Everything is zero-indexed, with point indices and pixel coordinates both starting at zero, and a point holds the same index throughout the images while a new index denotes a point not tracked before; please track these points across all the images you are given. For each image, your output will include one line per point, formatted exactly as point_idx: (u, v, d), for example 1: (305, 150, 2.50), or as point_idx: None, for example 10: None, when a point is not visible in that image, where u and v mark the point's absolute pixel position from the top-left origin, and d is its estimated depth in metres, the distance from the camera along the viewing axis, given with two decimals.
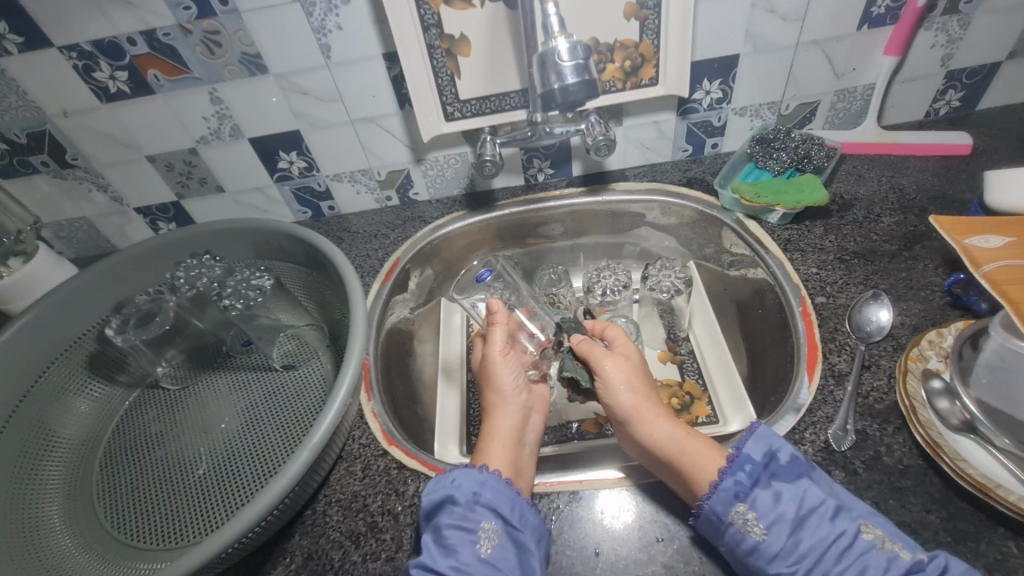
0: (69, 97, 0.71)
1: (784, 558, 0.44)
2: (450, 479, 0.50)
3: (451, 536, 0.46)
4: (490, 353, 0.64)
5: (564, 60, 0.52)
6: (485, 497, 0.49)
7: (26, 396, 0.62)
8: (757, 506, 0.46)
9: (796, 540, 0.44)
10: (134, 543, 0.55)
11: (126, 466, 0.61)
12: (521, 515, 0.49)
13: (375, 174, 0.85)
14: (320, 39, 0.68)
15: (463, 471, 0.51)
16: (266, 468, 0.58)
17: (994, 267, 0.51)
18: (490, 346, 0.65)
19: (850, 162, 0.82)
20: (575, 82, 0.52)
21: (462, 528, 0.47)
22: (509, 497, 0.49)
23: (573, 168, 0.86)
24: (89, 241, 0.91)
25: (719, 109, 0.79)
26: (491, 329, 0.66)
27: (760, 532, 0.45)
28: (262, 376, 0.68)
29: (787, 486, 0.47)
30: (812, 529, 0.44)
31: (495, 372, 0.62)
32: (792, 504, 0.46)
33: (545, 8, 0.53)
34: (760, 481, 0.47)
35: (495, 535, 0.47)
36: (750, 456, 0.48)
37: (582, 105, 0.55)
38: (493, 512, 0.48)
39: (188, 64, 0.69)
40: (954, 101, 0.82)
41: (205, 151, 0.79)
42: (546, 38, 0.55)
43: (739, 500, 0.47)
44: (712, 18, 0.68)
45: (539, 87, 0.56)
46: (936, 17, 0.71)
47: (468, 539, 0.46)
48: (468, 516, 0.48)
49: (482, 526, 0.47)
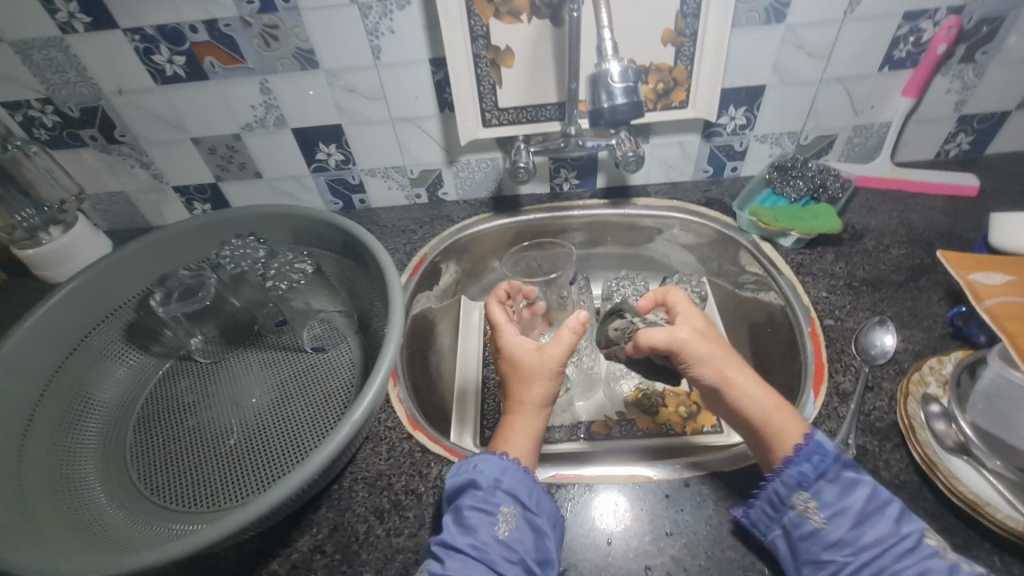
0: (126, 76, 0.74)
1: (842, 547, 0.45)
2: (472, 465, 0.52)
3: (471, 518, 0.48)
4: (550, 350, 0.57)
5: (616, 81, 0.56)
6: (506, 483, 0.50)
7: (68, 358, 0.65)
8: (821, 497, 0.47)
9: (857, 533, 0.45)
10: (166, 505, 0.57)
11: (158, 432, 0.64)
12: (538, 502, 0.51)
13: (408, 171, 0.88)
14: (372, 40, 0.71)
15: (483, 457, 0.52)
16: (297, 444, 0.61)
17: (995, 303, 0.55)
18: (557, 348, 0.57)
19: (863, 194, 0.85)
20: (624, 102, 0.57)
21: (482, 511, 0.49)
22: (529, 483, 0.51)
23: (598, 180, 0.90)
24: (123, 215, 0.94)
25: (742, 135, 0.83)
26: (564, 333, 0.57)
27: (820, 521, 0.46)
28: (291, 356, 0.71)
29: (857, 481, 0.47)
30: (876, 524, 0.45)
31: (550, 373, 0.57)
32: (858, 500, 0.46)
33: (600, 31, 0.56)
34: (829, 471, 0.47)
35: (512, 518, 0.49)
36: (824, 448, 0.48)
37: (626, 123, 0.59)
38: (512, 498, 0.50)
39: (244, 54, 0.72)
40: (964, 144, 0.86)
41: (249, 137, 0.83)
42: (599, 60, 0.58)
43: (803, 487, 0.48)
44: (743, 49, 0.72)
45: (590, 103, 0.60)
46: (953, 64, 0.75)
47: (487, 520, 0.48)
48: (489, 499, 0.49)
49: (500, 509, 0.49)
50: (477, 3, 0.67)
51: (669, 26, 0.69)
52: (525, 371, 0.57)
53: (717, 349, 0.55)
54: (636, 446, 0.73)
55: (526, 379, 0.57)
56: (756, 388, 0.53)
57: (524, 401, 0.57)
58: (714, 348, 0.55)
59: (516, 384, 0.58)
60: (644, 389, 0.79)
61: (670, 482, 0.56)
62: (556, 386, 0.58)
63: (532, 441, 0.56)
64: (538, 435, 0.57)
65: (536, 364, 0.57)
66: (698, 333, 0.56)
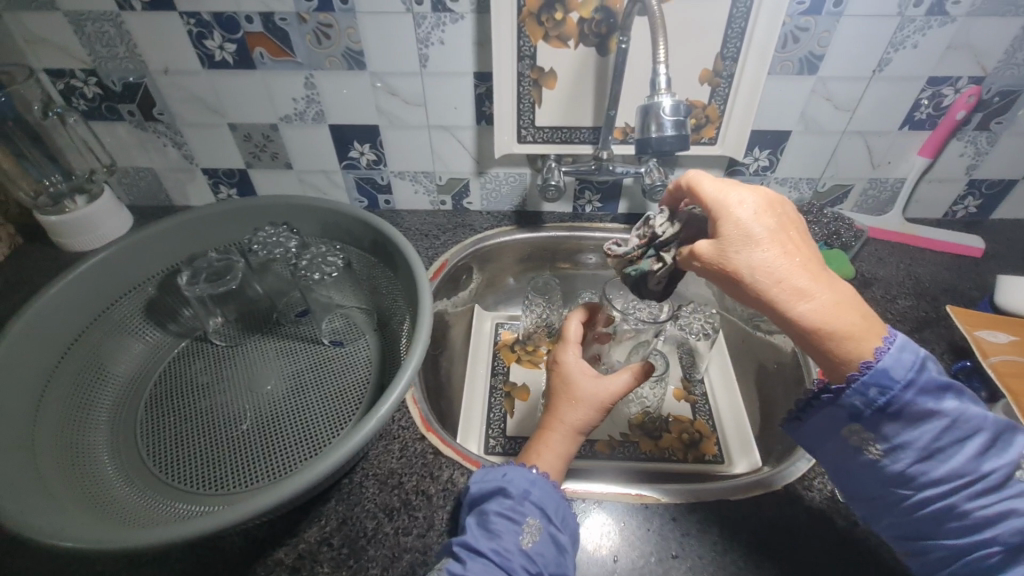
0: (175, 57, 0.75)
1: (905, 480, 0.46)
2: (502, 474, 0.53)
3: (496, 523, 0.49)
4: (609, 386, 0.59)
5: (667, 115, 0.60)
6: (534, 495, 0.51)
7: (88, 328, 0.66)
8: (881, 431, 0.45)
9: (922, 468, 0.45)
10: (176, 484, 0.57)
11: (171, 411, 0.64)
12: (563, 519, 0.51)
13: (437, 178, 0.90)
14: (421, 49, 0.73)
15: (514, 468, 0.53)
16: (310, 435, 0.62)
17: (1000, 360, 0.58)
18: (612, 386, 0.59)
19: (873, 245, 0.89)
20: (672, 135, 0.61)
21: (509, 518, 0.50)
22: (557, 499, 0.52)
23: (619, 205, 0.92)
24: (147, 192, 0.94)
25: (763, 176, 0.86)
26: (626, 373, 0.60)
27: (878, 452, 0.46)
28: (309, 347, 0.72)
29: (923, 415, 0.43)
30: (945, 459, 0.44)
31: (599, 411, 0.58)
32: (928, 436, 0.44)
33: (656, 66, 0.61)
34: (894, 401, 0.43)
35: (537, 531, 0.49)
36: (890, 379, 0.43)
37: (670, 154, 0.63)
38: (539, 510, 0.51)
39: (295, 48, 0.74)
40: (971, 207, 0.90)
41: (285, 129, 0.84)
42: (651, 92, 0.62)
43: (858, 420, 0.46)
44: (775, 95, 0.75)
45: (637, 132, 0.64)
46: (968, 130, 0.79)
47: (513, 528, 0.49)
48: (517, 508, 0.50)
49: (526, 520, 0.50)
50: (528, 24, 0.69)
51: (708, 66, 0.72)
52: (578, 396, 0.58)
53: (752, 255, 0.44)
54: (632, 468, 0.75)
55: (580, 403, 0.58)
56: (812, 286, 0.43)
57: (564, 420, 0.58)
58: (756, 252, 0.44)
59: (563, 405, 0.58)
60: (649, 412, 0.79)
61: (678, 505, 0.58)
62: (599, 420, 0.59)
63: (563, 461, 0.56)
64: (572, 456, 0.57)
65: (592, 391, 0.58)
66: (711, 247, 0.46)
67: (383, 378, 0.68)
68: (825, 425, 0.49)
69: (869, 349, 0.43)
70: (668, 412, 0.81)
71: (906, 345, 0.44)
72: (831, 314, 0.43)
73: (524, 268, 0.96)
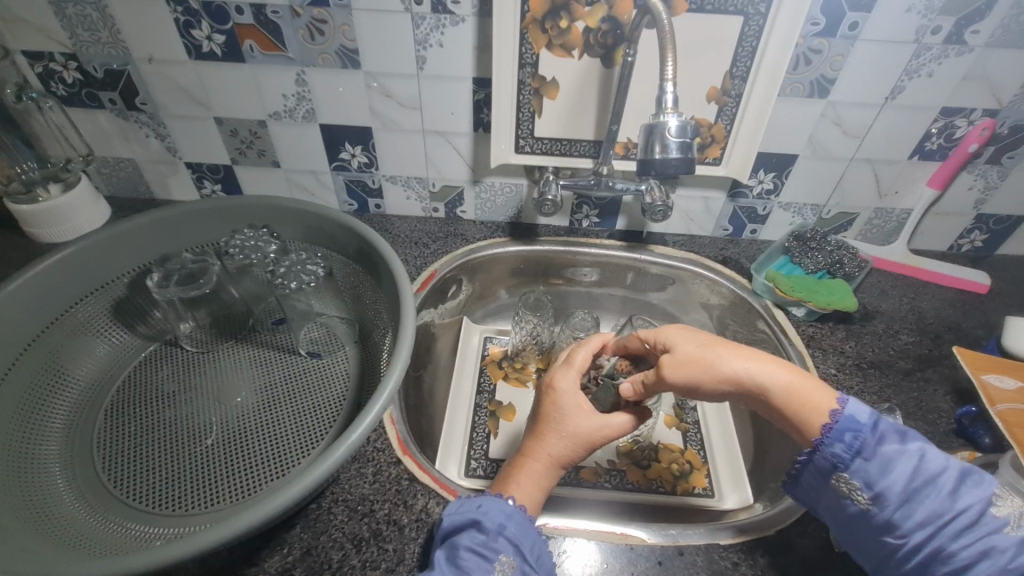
0: (160, 45, 0.72)
1: (894, 529, 0.45)
2: (476, 505, 0.50)
3: (468, 560, 0.46)
4: (612, 420, 0.56)
5: (673, 135, 0.58)
6: (510, 531, 0.48)
7: (49, 328, 0.62)
8: (860, 476, 0.46)
9: (906, 512, 0.45)
10: (130, 503, 0.54)
11: (131, 420, 0.60)
12: (537, 557, 0.48)
13: (430, 184, 0.87)
14: (419, 50, 0.70)
15: (490, 499, 0.50)
16: (279, 455, 0.58)
17: (1007, 408, 0.56)
18: (605, 426, 0.56)
19: (876, 276, 0.86)
20: (677, 156, 0.59)
21: (482, 555, 0.46)
22: (533, 536, 0.49)
23: (618, 221, 0.89)
24: (128, 183, 0.90)
25: (767, 200, 0.84)
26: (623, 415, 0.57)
27: (864, 501, 0.47)
28: (284, 357, 0.68)
29: (892, 455, 0.46)
30: (925, 501, 0.45)
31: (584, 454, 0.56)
32: (903, 477, 0.45)
33: (663, 84, 0.58)
34: (868, 445, 0.46)
35: (510, 570, 0.46)
36: (854, 424, 0.47)
37: (675, 176, 0.61)
38: (514, 547, 0.47)
39: (287, 43, 0.71)
40: (977, 241, 0.88)
41: (275, 126, 0.80)
42: (657, 110, 0.60)
43: (840, 469, 0.47)
44: (784, 118, 0.73)
45: (639, 149, 0.62)
46: (979, 163, 0.77)
47: (485, 567, 0.46)
48: (490, 545, 0.47)
49: (499, 558, 0.46)
50: (531, 31, 0.66)
51: (716, 84, 0.70)
52: (580, 432, 0.55)
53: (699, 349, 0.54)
54: (619, 499, 0.72)
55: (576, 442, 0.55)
56: (765, 363, 0.52)
57: (551, 454, 0.55)
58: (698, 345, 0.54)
59: (551, 435, 0.56)
60: (638, 441, 0.76)
61: (664, 548, 0.54)
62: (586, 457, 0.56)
63: (543, 493, 0.54)
64: (551, 489, 0.55)
65: (595, 428, 0.55)
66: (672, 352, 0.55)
67: (361, 396, 0.64)
68: (813, 481, 0.49)
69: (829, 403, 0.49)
70: (658, 440, 0.78)
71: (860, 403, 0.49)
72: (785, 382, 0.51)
73: (516, 281, 0.93)
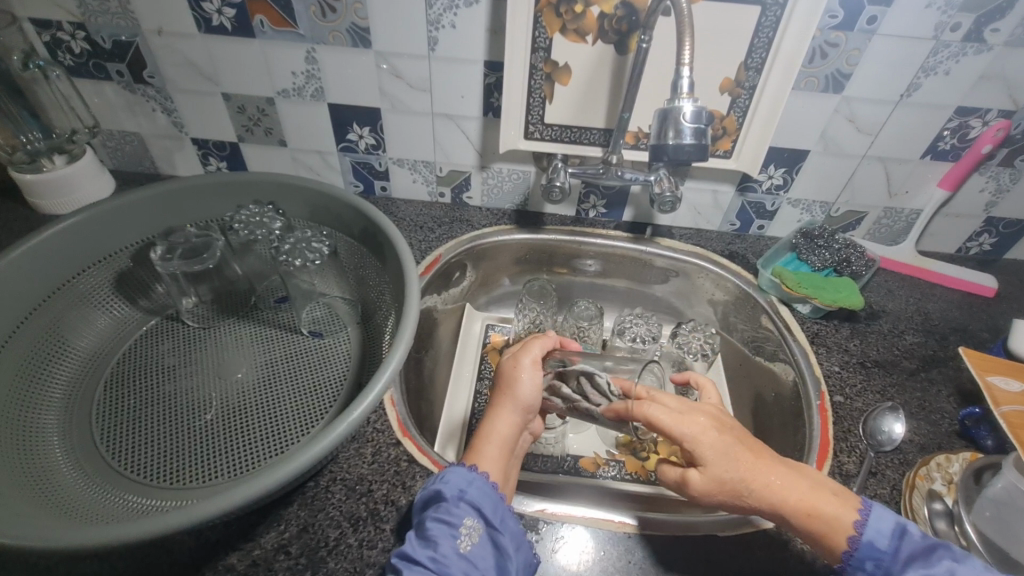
0: (170, 18, 0.71)
1: None
2: (440, 476, 0.50)
3: (432, 529, 0.46)
4: (520, 356, 0.59)
5: (687, 120, 0.58)
6: (470, 495, 0.48)
7: (51, 297, 0.62)
8: None
9: None
10: (128, 474, 0.54)
11: (130, 392, 0.60)
12: (503, 519, 0.49)
13: (437, 169, 0.86)
14: (431, 31, 0.69)
15: (451, 469, 0.50)
16: (278, 433, 0.58)
17: (1012, 409, 0.55)
18: (523, 353, 0.60)
19: (882, 275, 0.86)
20: (691, 142, 0.58)
21: (445, 521, 0.46)
22: (494, 499, 0.49)
23: (625, 213, 0.89)
24: (133, 157, 0.89)
25: (776, 195, 0.83)
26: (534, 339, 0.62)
27: None
28: (285, 336, 0.68)
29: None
30: None
31: (514, 378, 0.58)
32: None
33: (679, 69, 0.58)
34: (891, 574, 0.46)
35: (475, 533, 0.47)
36: (873, 550, 0.47)
37: (687, 163, 0.61)
38: (476, 511, 0.48)
39: (298, 20, 0.70)
40: (986, 244, 0.87)
41: (282, 104, 0.80)
42: (671, 95, 0.59)
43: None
44: (797, 113, 0.72)
45: (652, 136, 0.61)
46: (992, 165, 0.76)
47: (449, 532, 0.46)
48: (452, 511, 0.47)
49: (464, 522, 0.47)
50: (545, 14, 0.65)
51: (730, 75, 0.69)
52: (505, 381, 0.59)
53: (740, 466, 0.49)
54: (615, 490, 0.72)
55: (510, 394, 0.57)
56: (788, 481, 0.49)
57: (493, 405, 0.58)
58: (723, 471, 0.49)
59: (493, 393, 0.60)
60: None
61: (662, 536, 0.54)
62: (528, 386, 0.57)
63: (497, 448, 0.54)
64: (506, 443, 0.55)
65: (511, 370, 0.59)
66: (713, 480, 0.49)
67: (361, 376, 0.64)
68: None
69: (851, 523, 0.48)
70: None
71: (882, 514, 0.48)
72: (805, 498, 0.49)
73: (520, 269, 0.93)
